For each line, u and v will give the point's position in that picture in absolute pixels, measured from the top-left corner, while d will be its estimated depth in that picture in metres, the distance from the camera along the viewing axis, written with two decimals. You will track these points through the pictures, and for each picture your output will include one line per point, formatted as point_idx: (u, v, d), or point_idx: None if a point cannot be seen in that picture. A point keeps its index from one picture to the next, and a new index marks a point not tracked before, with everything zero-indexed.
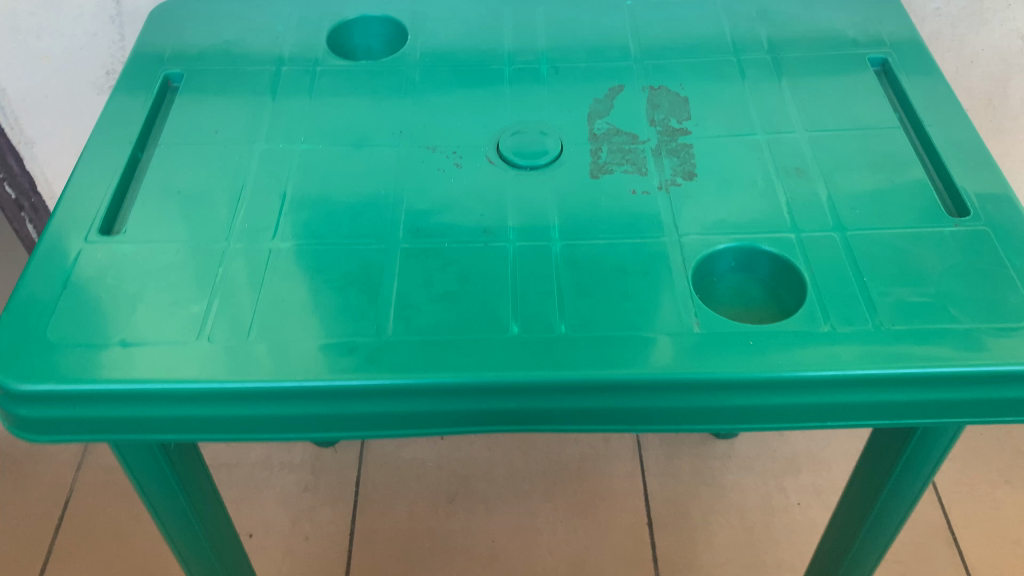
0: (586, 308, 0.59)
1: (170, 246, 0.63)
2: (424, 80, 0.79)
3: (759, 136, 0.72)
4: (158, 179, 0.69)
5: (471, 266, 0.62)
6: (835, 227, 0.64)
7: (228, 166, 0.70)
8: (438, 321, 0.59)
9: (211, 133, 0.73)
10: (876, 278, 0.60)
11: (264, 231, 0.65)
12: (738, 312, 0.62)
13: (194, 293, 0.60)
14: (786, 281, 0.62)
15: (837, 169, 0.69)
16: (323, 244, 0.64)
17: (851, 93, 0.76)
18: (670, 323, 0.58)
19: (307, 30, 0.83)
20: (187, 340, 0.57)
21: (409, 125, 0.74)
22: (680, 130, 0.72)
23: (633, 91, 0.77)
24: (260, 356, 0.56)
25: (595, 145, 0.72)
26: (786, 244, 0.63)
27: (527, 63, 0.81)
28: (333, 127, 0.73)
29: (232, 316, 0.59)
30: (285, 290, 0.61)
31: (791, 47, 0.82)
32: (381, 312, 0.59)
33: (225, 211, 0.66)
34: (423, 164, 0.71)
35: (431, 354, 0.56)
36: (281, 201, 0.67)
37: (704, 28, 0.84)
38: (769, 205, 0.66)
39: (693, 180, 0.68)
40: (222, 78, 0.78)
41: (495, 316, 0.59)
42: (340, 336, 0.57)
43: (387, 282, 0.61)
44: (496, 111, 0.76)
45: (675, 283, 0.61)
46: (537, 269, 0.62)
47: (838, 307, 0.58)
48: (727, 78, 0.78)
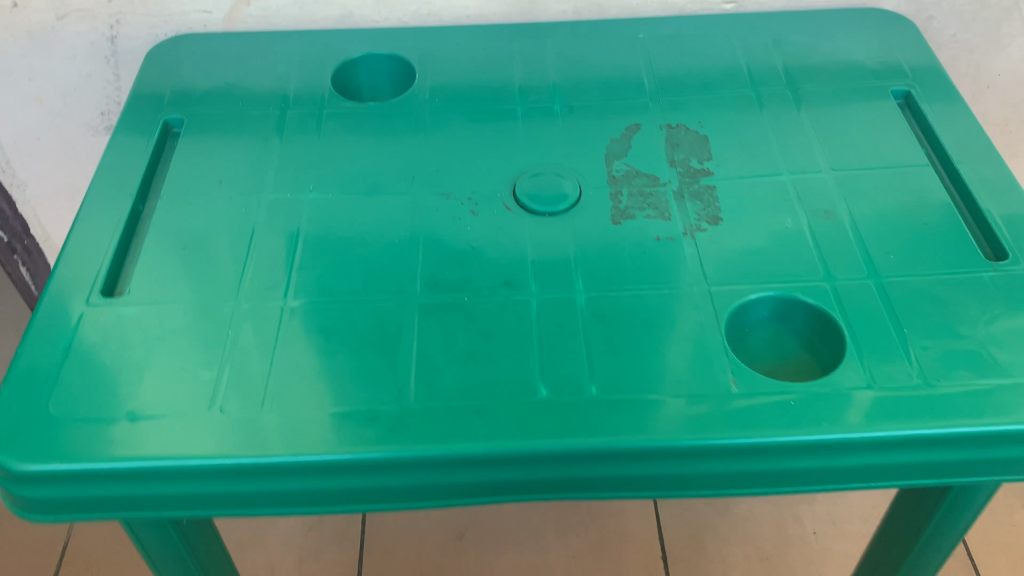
0: (617, 367, 0.57)
1: (177, 308, 0.61)
2: (435, 121, 0.76)
3: (783, 177, 0.70)
4: (162, 235, 0.66)
5: (494, 322, 0.60)
6: (869, 275, 0.62)
7: (235, 220, 0.67)
8: (462, 384, 0.56)
9: (216, 184, 0.70)
10: (916, 331, 0.58)
11: (276, 290, 0.62)
12: (774, 365, 0.60)
13: (204, 359, 0.57)
14: (823, 333, 0.60)
15: (866, 211, 0.66)
16: (338, 301, 0.61)
17: (876, 128, 0.74)
18: (705, 383, 0.56)
19: (311, 70, 0.80)
20: (199, 411, 0.54)
21: (422, 171, 0.72)
22: (701, 172, 0.70)
23: (651, 130, 0.74)
24: (277, 428, 0.53)
25: (615, 188, 0.69)
26: (822, 294, 0.60)
27: (540, 101, 0.78)
28: (342, 174, 0.71)
29: (245, 384, 0.56)
30: (300, 353, 0.58)
31: (810, 79, 0.79)
32: (402, 375, 0.56)
33: (233, 268, 0.63)
34: (438, 212, 0.68)
35: (458, 422, 0.54)
36: (292, 254, 0.64)
37: (720, 60, 0.82)
38: (799, 251, 0.64)
39: (719, 224, 0.66)
40: (225, 123, 0.76)
41: (522, 377, 0.56)
42: (360, 404, 0.55)
43: (406, 342, 0.58)
44: (510, 154, 0.73)
45: (707, 338, 0.58)
46: (563, 325, 0.59)
47: (879, 362, 0.56)
48: (747, 114, 0.76)
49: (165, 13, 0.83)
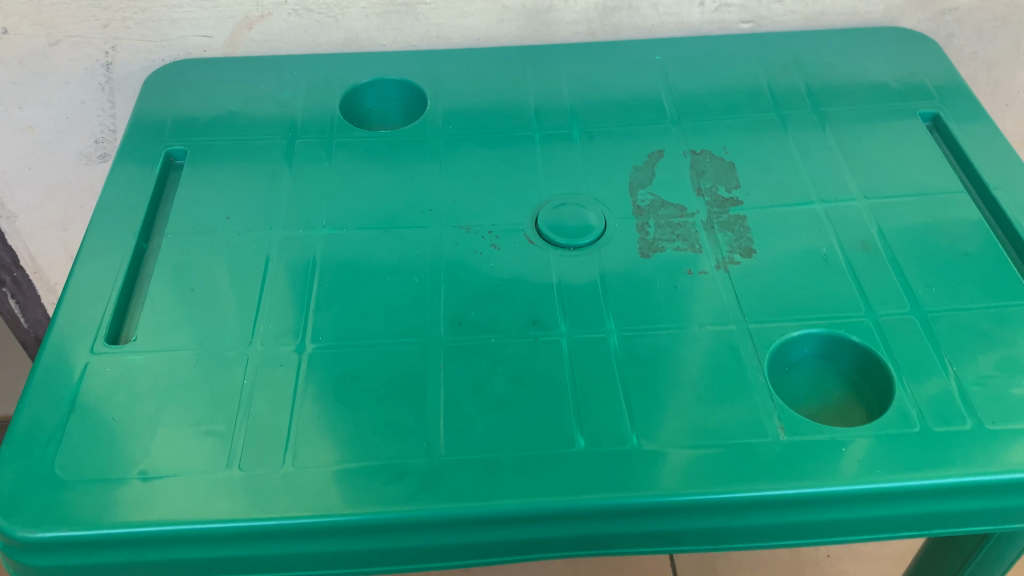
0: (656, 414, 0.54)
1: (187, 357, 0.57)
2: (449, 149, 0.73)
3: (815, 205, 0.67)
4: (168, 276, 0.62)
5: (524, 366, 0.57)
6: (912, 308, 0.59)
7: (244, 259, 0.64)
8: (495, 436, 0.53)
9: (224, 220, 0.67)
10: (967, 367, 0.55)
11: (291, 334, 0.59)
12: (816, 408, 0.57)
13: (218, 412, 0.54)
14: (868, 373, 0.58)
15: (903, 240, 0.64)
16: (357, 345, 0.58)
17: (907, 152, 0.71)
18: (750, 430, 0.53)
19: (318, 96, 0.77)
20: (216, 469, 0.51)
21: (439, 202, 0.68)
22: (730, 201, 0.68)
23: (675, 157, 0.72)
24: (299, 487, 0.50)
25: (642, 219, 0.67)
26: (865, 331, 0.58)
27: (557, 126, 0.75)
28: (355, 208, 0.68)
29: (263, 439, 0.53)
30: (321, 404, 0.55)
31: (834, 100, 0.77)
32: (430, 427, 0.53)
33: (246, 311, 0.60)
34: (458, 247, 0.65)
35: (492, 477, 0.51)
36: (307, 295, 0.61)
37: (741, 81, 0.79)
38: (838, 283, 0.61)
39: (753, 257, 0.63)
40: (230, 154, 0.72)
41: (558, 426, 0.53)
42: (387, 459, 0.52)
43: (433, 389, 0.55)
44: (530, 182, 0.70)
45: (749, 381, 0.56)
46: (597, 369, 0.56)
47: (931, 403, 0.54)
48: (773, 140, 0.73)
49: (163, 38, 0.80)
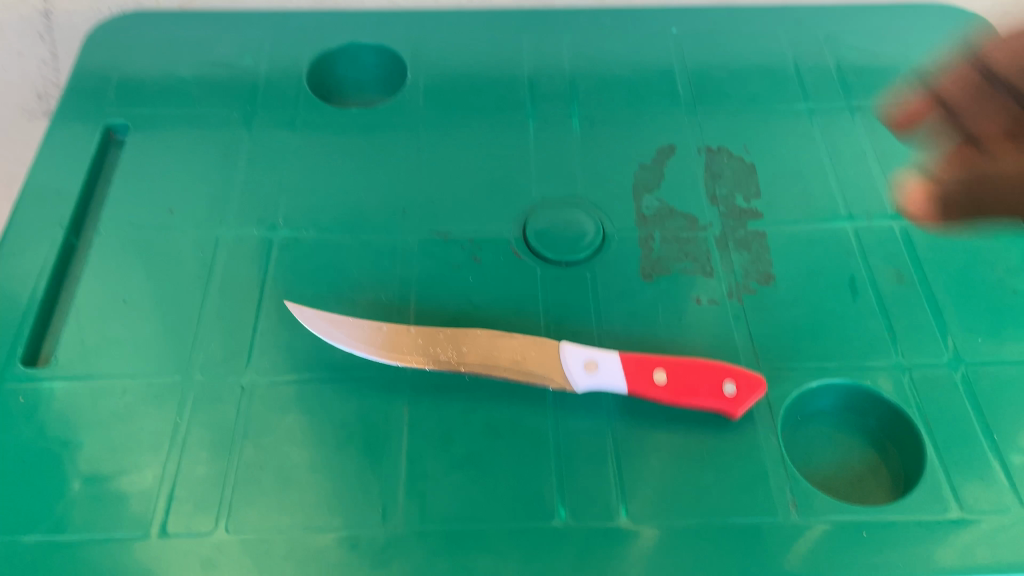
0: (650, 481, 0.47)
1: (114, 386, 0.49)
2: (429, 133, 0.64)
3: (844, 223, 0.58)
4: (99, 283, 0.54)
5: (501, 412, 0.49)
6: (949, 357, 0.52)
7: (187, 263, 0.55)
8: (464, 502, 0.46)
9: (166, 214, 0.58)
10: (1011, 437, 0.49)
11: (235, 361, 0.51)
12: (833, 471, 0.49)
13: (145, 459, 0.47)
14: (895, 432, 0.51)
15: (944, 271, 0.56)
16: (310, 378, 0.50)
17: (952, 158, 0.62)
18: (756, 506, 0.46)
19: (282, 65, 0.67)
20: (141, 535, 0.45)
21: (414, 199, 0.59)
22: (748, 212, 0.59)
23: (688, 155, 0.62)
24: (237, 561, 0.44)
25: (645, 231, 0.58)
26: (895, 384, 0.51)
27: (555, 107, 0.66)
28: (317, 203, 0.59)
29: (197, 497, 0.46)
30: (263, 452, 0.47)
31: (874, 88, 0.67)
32: (390, 488, 0.46)
33: (184, 331, 0.52)
34: (433, 257, 0.56)
35: (458, 558, 0.44)
36: (257, 312, 0.53)
37: (767, 61, 0.69)
38: (866, 322, 0.53)
39: (771, 285, 0.55)
40: (178, 131, 0.63)
41: (537, 492, 0.46)
42: (337, 529, 0.45)
43: (395, 439, 0.48)
44: (520, 178, 0.61)
45: (758, 442, 0.48)
46: (585, 419, 0.49)
47: (965, 481, 0.47)
48: (800, 137, 0.64)
49: None
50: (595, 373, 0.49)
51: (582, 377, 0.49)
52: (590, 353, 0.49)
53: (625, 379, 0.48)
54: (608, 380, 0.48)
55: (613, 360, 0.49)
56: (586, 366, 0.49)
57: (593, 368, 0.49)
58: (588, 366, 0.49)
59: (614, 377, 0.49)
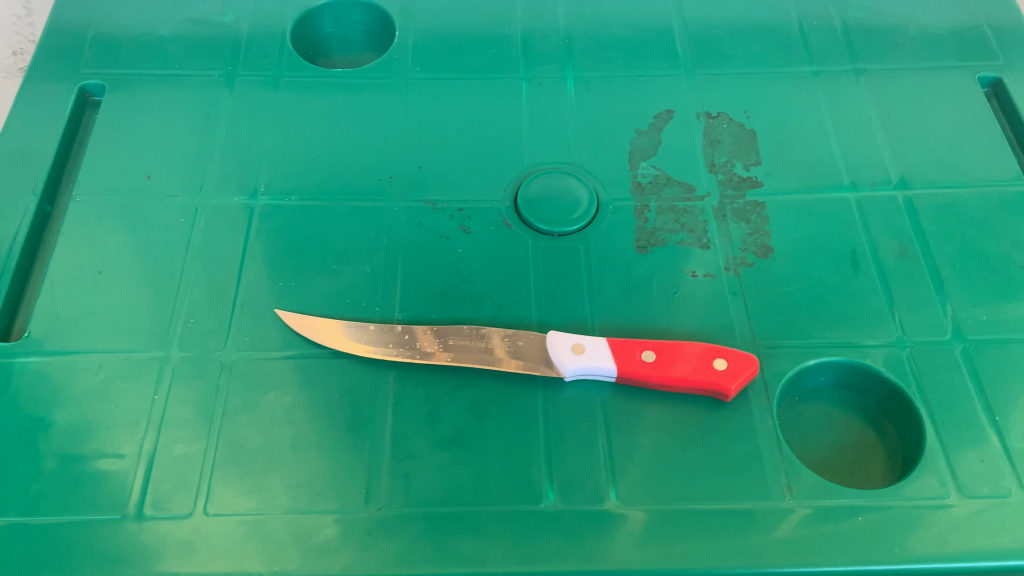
0: (642, 463, 0.45)
1: (89, 362, 0.48)
2: (417, 95, 0.61)
3: (847, 194, 0.56)
4: (74, 253, 0.52)
5: (489, 390, 0.48)
6: (953, 335, 0.50)
7: (164, 232, 0.53)
8: (450, 483, 0.45)
9: (143, 180, 0.56)
10: (1014, 419, 0.47)
11: (214, 336, 0.49)
12: (830, 452, 0.48)
13: (121, 438, 0.45)
14: (895, 413, 0.49)
15: (950, 245, 0.54)
16: (291, 354, 0.49)
17: (960, 125, 0.60)
18: (749, 489, 0.45)
19: (264, 23, 0.65)
20: (118, 516, 0.43)
21: (401, 165, 0.57)
22: (747, 181, 0.57)
23: (686, 121, 0.60)
24: (214, 543, 0.43)
25: (641, 200, 0.56)
26: (897, 363, 0.49)
27: (549, 68, 0.63)
28: (301, 170, 0.57)
29: (174, 477, 0.44)
30: (243, 431, 0.46)
31: (882, 50, 0.64)
32: (373, 468, 0.45)
33: (162, 304, 0.50)
34: (420, 227, 0.54)
35: (441, 541, 0.43)
36: (238, 284, 0.51)
37: (770, 20, 0.66)
38: (868, 298, 0.52)
39: (769, 259, 0.53)
40: (156, 92, 0.60)
41: (525, 474, 0.45)
42: (318, 511, 0.43)
43: (378, 418, 0.46)
44: (512, 143, 0.59)
45: (754, 423, 0.47)
46: (576, 398, 0.47)
47: (965, 464, 0.46)
48: (803, 102, 0.61)
49: None
50: (582, 355, 0.47)
51: (569, 360, 0.47)
52: (577, 337, 0.48)
53: (614, 359, 0.47)
54: (596, 362, 0.47)
55: (600, 343, 0.48)
56: (573, 348, 0.47)
57: (581, 351, 0.47)
58: (576, 348, 0.47)
59: (604, 357, 0.47)
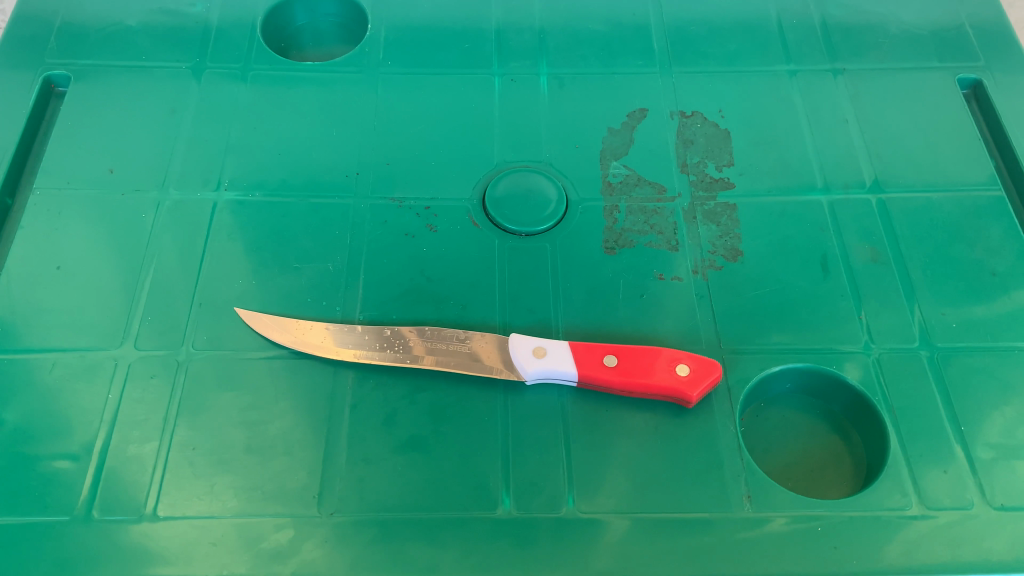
0: (601, 470, 0.45)
1: (43, 360, 0.47)
2: (387, 90, 0.60)
3: (820, 196, 0.56)
4: (31, 248, 0.51)
5: (449, 393, 0.47)
6: (921, 343, 0.50)
7: (125, 227, 0.52)
8: (406, 488, 0.44)
9: (105, 173, 0.55)
10: (980, 429, 0.47)
11: (171, 334, 0.48)
12: (792, 459, 0.47)
13: (73, 437, 0.45)
14: (860, 421, 0.48)
15: (922, 250, 0.53)
16: (249, 353, 0.48)
17: (938, 128, 0.59)
18: (708, 498, 0.44)
19: (234, 15, 0.64)
20: (66, 517, 0.43)
21: (368, 161, 0.56)
22: (719, 182, 0.56)
23: (660, 120, 0.59)
24: (164, 547, 0.42)
25: (611, 201, 0.55)
26: (863, 371, 0.48)
27: (522, 63, 0.62)
28: (266, 165, 0.56)
29: (125, 478, 0.44)
30: (198, 431, 0.45)
31: (862, 49, 0.63)
32: (328, 472, 0.44)
33: (120, 300, 0.50)
34: (385, 225, 0.53)
35: (394, 548, 0.42)
36: (197, 281, 0.50)
37: (749, 17, 0.65)
38: (836, 304, 0.51)
39: (738, 262, 0.52)
40: (122, 83, 0.59)
41: (482, 480, 0.44)
42: (271, 516, 0.43)
43: (335, 421, 0.46)
44: (482, 140, 0.58)
45: (716, 430, 0.46)
46: (537, 403, 0.47)
47: (929, 474, 0.45)
48: (779, 101, 0.60)
49: None
50: (543, 359, 0.46)
51: (530, 363, 0.46)
52: (539, 340, 0.47)
53: (575, 364, 0.46)
54: (557, 366, 0.46)
55: (561, 347, 0.47)
56: (535, 351, 0.47)
57: (542, 354, 0.47)
58: (537, 352, 0.47)
59: (564, 361, 0.46)
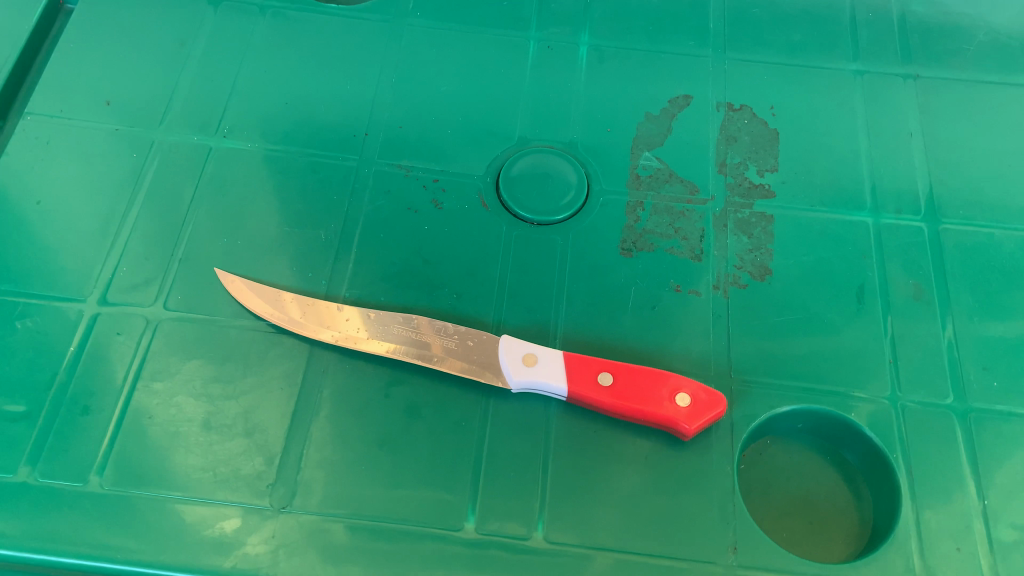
0: (577, 497, 0.41)
1: (8, 303, 0.45)
2: (412, 43, 0.55)
3: (867, 218, 0.50)
4: (14, 178, 0.49)
5: (428, 391, 0.43)
6: (954, 399, 0.45)
7: (112, 167, 0.49)
8: (366, 490, 0.41)
9: (101, 104, 0.52)
10: (1005, 506, 0.42)
11: (144, 290, 0.45)
12: (791, 507, 0.43)
13: (29, 389, 0.42)
14: (873, 475, 0.44)
15: (972, 294, 0.48)
16: (223, 320, 0.45)
17: (1013, 154, 0.53)
18: (688, 544, 0.41)
19: None
20: (10, 475, 0.41)
21: (381, 121, 0.52)
22: (758, 188, 0.51)
23: (704, 110, 0.54)
24: (102, 522, 0.40)
25: (636, 195, 0.51)
26: (884, 423, 0.44)
27: (562, 30, 0.57)
28: (270, 114, 0.52)
29: (74, 441, 0.41)
30: (158, 399, 0.42)
31: (941, 55, 0.57)
32: (286, 462, 0.41)
33: (97, 246, 0.47)
34: (388, 195, 0.49)
35: (342, 555, 0.39)
36: (180, 234, 0.47)
37: (820, 5, 0.59)
38: (867, 343, 0.46)
39: (765, 282, 0.48)
40: (132, 7, 0.56)
41: (448, 493, 0.41)
42: (220, 502, 0.40)
43: (302, 405, 0.43)
44: (505, 112, 0.53)
45: (709, 468, 0.42)
46: (520, 413, 0.43)
47: (940, 549, 0.41)
48: (839, 104, 0.55)
49: None
50: (533, 368, 0.43)
51: (518, 371, 0.42)
52: (531, 346, 0.43)
53: (566, 378, 0.42)
54: (546, 378, 0.42)
55: (554, 356, 0.43)
56: (525, 358, 0.43)
57: (531, 363, 0.43)
58: (527, 359, 0.43)
59: (555, 374, 0.42)
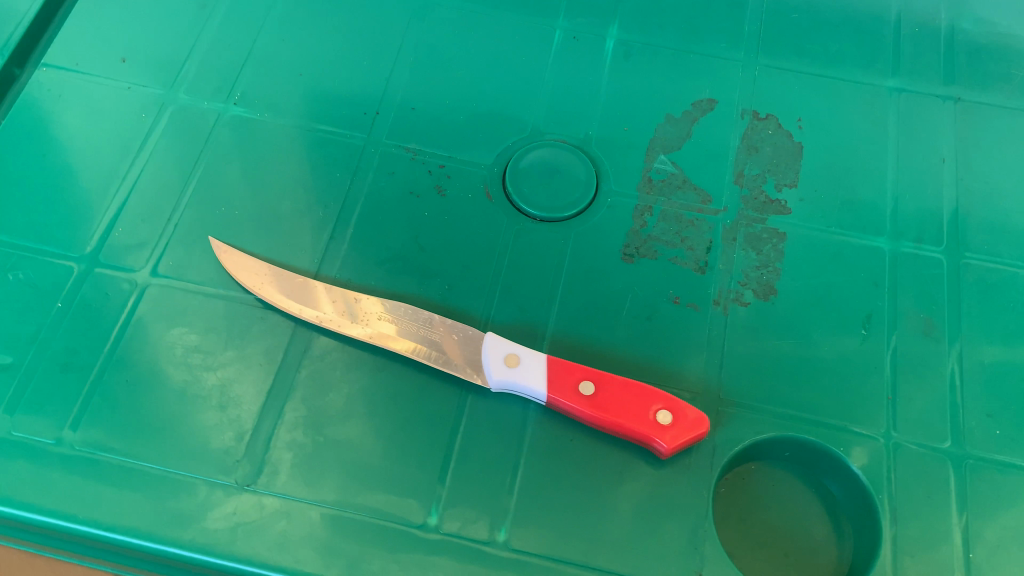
0: (543, 506, 0.40)
1: (4, 253, 0.45)
2: (436, 23, 0.54)
3: (885, 245, 0.48)
4: (25, 129, 0.49)
5: (406, 381, 0.43)
6: (952, 444, 0.43)
7: (122, 125, 0.49)
8: (332, 476, 0.41)
9: (117, 61, 0.51)
10: (990, 561, 0.40)
11: (137, 252, 0.45)
12: (766, 535, 0.41)
13: (15, 342, 0.43)
14: (856, 512, 0.42)
15: (986, 335, 0.46)
16: (211, 290, 0.44)
17: None
18: (651, 565, 0.39)
19: None
20: None
21: (394, 101, 0.51)
22: (774, 203, 0.49)
23: (727, 116, 0.52)
24: (70, 482, 0.40)
25: (646, 199, 0.49)
26: (874, 462, 0.42)
27: (591, 21, 0.55)
28: (284, 84, 0.51)
29: (52, 398, 0.42)
30: (137, 363, 0.42)
31: (987, 78, 0.54)
32: (256, 439, 0.41)
33: (96, 203, 0.47)
34: (391, 178, 0.49)
35: (301, 539, 0.39)
36: (179, 198, 0.47)
37: (865, 16, 0.56)
38: (867, 376, 0.44)
39: (768, 302, 0.46)
40: None
41: (413, 487, 0.40)
42: (186, 473, 0.40)
43: (279, 384, 0.42)
44: (522, 101, 0.52)
45: (684, 490, 0.41)
46: (497, 414, 0.42)
47: None
48: (871, 121, 0.52)
49: None
50: (513, 369, 0.42)
51: (498, 371, 0.41)
52: (515, 346, 0.42)
53: (546, 383, 0.41)
54: (526, 381, 0.41)
55: (537, 359, 0.42)
56: (507, 358, 0.42)
57: (513, 363, 0.42)
58: (509, 359, 0.42)
59: (535, 378, 0.41)
